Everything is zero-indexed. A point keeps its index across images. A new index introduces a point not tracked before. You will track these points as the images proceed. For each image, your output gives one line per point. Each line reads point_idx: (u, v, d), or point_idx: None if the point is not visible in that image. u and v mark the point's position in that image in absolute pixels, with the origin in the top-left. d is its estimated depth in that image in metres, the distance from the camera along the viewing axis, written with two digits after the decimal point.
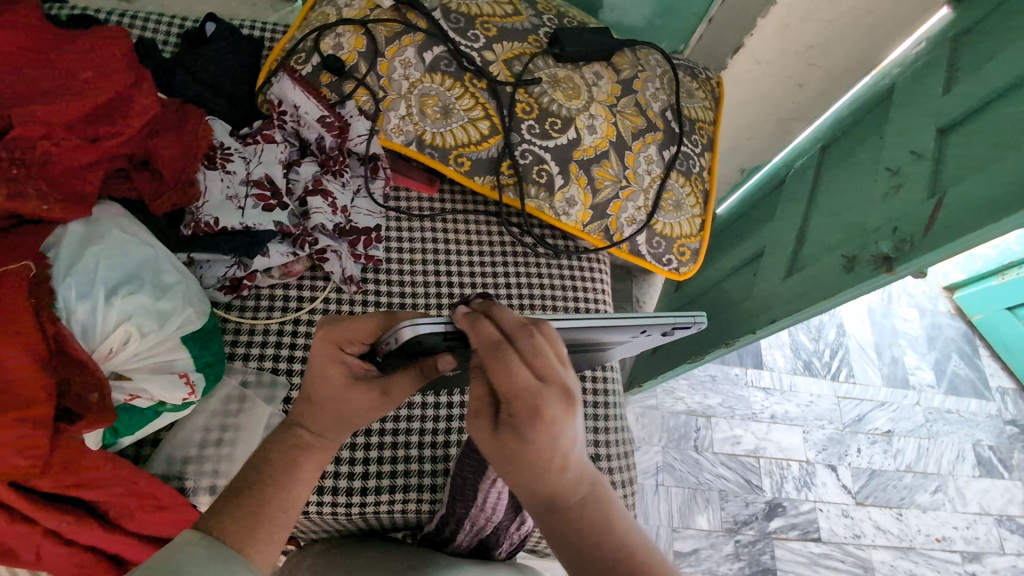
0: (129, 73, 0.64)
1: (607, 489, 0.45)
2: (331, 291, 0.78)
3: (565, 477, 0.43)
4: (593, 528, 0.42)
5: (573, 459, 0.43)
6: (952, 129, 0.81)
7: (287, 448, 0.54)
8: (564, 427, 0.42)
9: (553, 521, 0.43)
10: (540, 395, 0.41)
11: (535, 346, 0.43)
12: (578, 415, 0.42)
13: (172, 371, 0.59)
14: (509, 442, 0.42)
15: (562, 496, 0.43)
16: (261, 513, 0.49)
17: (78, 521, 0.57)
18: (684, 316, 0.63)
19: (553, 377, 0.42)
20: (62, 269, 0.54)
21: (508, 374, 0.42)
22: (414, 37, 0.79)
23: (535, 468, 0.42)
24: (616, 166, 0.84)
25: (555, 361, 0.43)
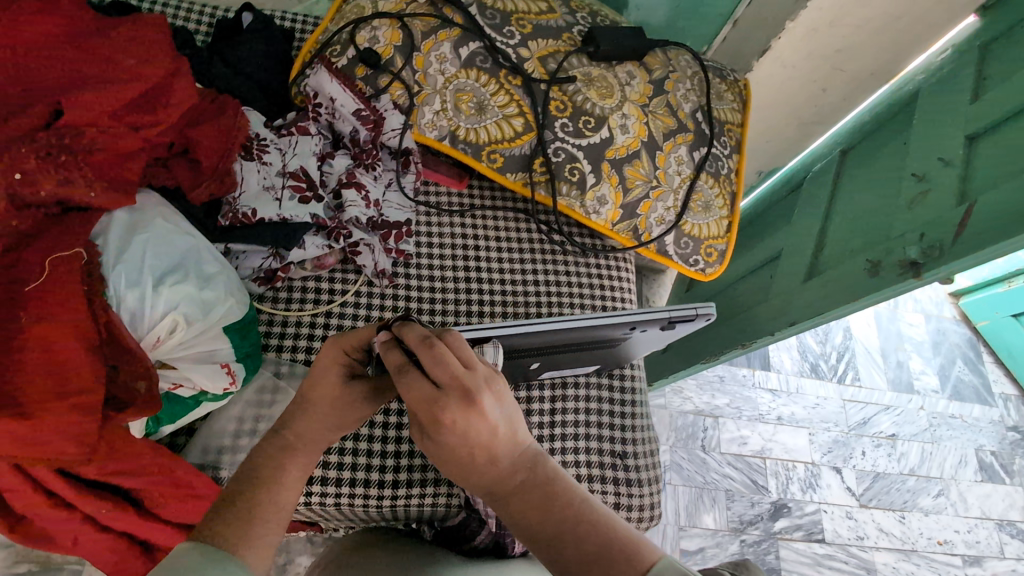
0: (169, 60, 0.62)
1: (550, 464, 0.46)
2: (362, 284, 0.78)
3: (497, 468, 0.45)
4: (534, 506, 0.43)
5: (499, 450, 0.44)
6: (981, 137, 0.82)
7: (272, 452, 0.55)
8: (475, 427, 0.43)
9: (502, 506, 0.45)
10: (439, 406, 0.43)
11: (434, 353, 0.44)
12: (488, 410, 0.43)
13: (213, 361, 0.59)
14: (439, 452, 0.45)
15: (502, 485, 0.45)
16: (252, 518, 0.50)
17: (117, 508, 0.57)
18: (683, 308, 0.65)
19: (452, 383, 0.43)
20: (111, 256, 0.54)
21: (412, 393, 0.44)
22: (449, 32, 0.79)
23: (468, 469, 0.45)
24: (647, 166, 0.84)
25: (454, 365, 0.44)
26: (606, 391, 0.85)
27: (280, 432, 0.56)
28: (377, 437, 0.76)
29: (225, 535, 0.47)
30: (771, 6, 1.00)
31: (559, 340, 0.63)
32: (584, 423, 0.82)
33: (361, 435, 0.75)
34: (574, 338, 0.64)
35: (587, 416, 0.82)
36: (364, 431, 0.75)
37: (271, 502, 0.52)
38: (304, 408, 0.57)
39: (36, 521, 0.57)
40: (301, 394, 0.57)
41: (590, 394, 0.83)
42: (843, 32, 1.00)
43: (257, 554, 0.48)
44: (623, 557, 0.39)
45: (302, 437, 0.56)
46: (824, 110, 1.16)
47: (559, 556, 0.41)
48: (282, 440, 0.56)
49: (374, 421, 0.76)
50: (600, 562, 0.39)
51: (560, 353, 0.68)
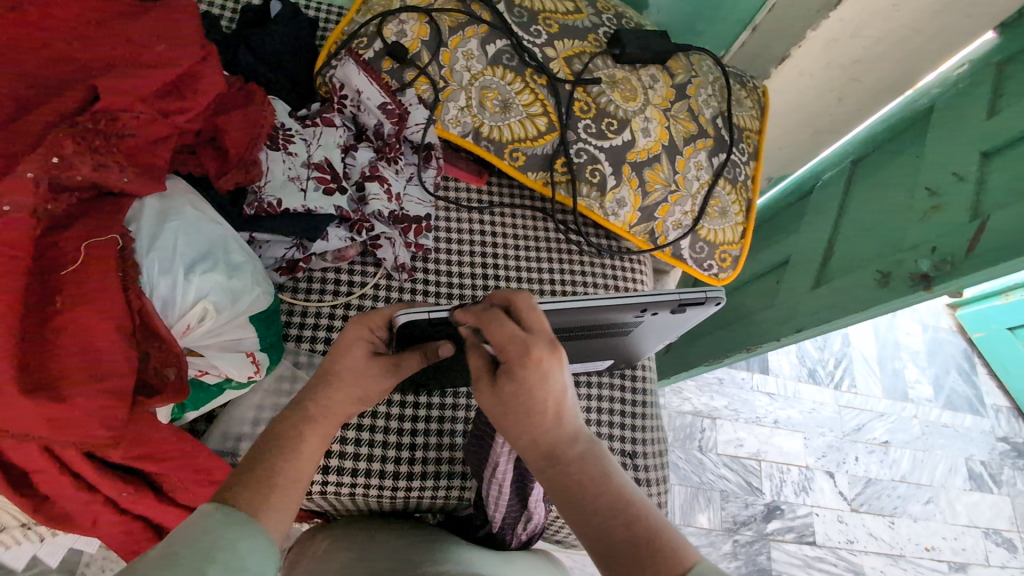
0: (198, 48, 0.61)
1: (605, 450, 0.47)
2: (381, 277, 0.79)
3: (560, 430, 0.46)
4: (592, 476, 0.44)
5: (567, 413, 0.46)
6: (996, 154, 0.83)
7: (293, 422, 0.55)
8: (555, 377, 0.45)
9: (554, 473, 0.45)
10: (529, 344, 0.45)
11: (530, 301, 0.47)
12: (566, 366, 0.46)
13: (239, 349, 0.61)
14: (507, 395, 0.45)
15: (560, 451, 0.46)
16: (270, 483, 0.50)
17: (139, 491, 0.57)
18: (693, 291, 0.62)
19: (540, 331, 0.46)
20: (144, 242, 0.55)
21: (500, 331, 0.45)
22: (477, 29, 0.80)
23: (533, 422, 0.46)
24: (667, 170, 0.85)
25: (545, 318, 0.47)
26: (619, 391, 0.86)
27: (302, 403, 0.55)
28: (392, 428, 0.76)
29: (243, 498, 0.47)
30: (792, 16, 1.00)
31: (569, 326, 0.62)
32: (595, 422, 0.83)
33: (378, 425, 0.76)
34: (585, 323, 0.62)
35: (599, 415, 0.83)
36: (380, 422, 0.76)
37: (292, 471, 0.52)
38: (329, 381, 0.57)
39: (60, 503, 0.57)
40: (326, 368, 0.57)
41: (602, 393, 0.84)
42: (862, 44, 1.00)
43: (275, 520, 0.48)
44: (671, 545, 0.41)
45: (324, 410, 0.56)
46: (838, 119, 1.17)
47: (610, 533, 0.42)
48: (301, 411, 0.55)
49: (391, 412, 0.77)
50: (652, 545, 0.41)
51: (571, 343, 0.67)
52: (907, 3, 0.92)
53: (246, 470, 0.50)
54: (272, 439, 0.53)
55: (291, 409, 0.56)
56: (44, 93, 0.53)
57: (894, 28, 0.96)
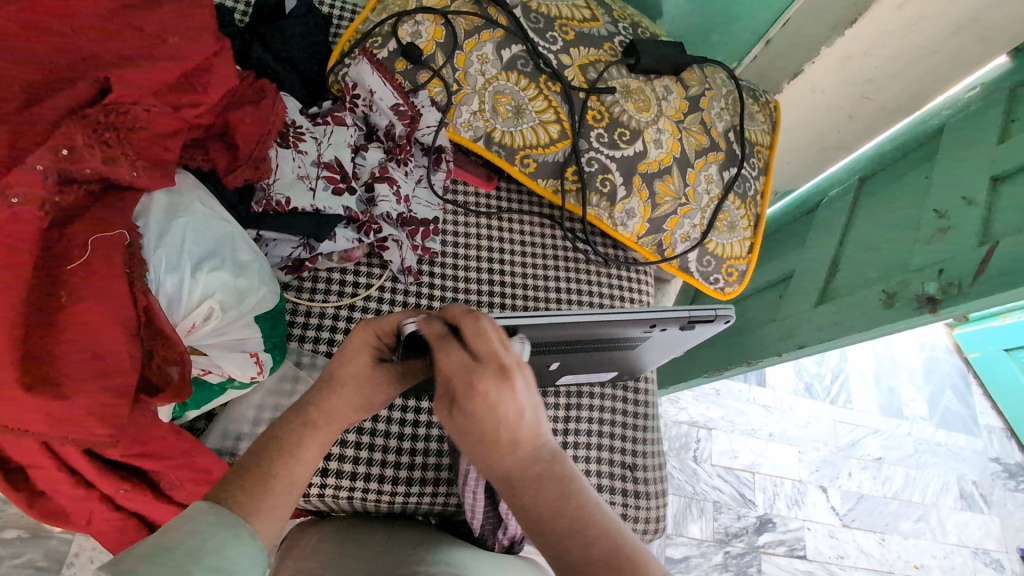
0: (212, 43, 0.61)
1: (570, 465, 0.45)
2: (386, 279, 0.78)
3: (518, 454, 0.44)
4: (550, 499, 0.42)
5: (523, 437, 0.43)
6: (1006, 179, 0.83)
7: (294, 426, 0.54)
8: (506, 405, 0.43)
9: (513, 493, 0.44)
10: (474, 374, 0.43)
11: (477, 326, 0.45)
12: (520, 391, 0.43)
13: (243, 350, 0.60)
14: (457, 426, 0.44)
15: (516, 475, 0.44)
16: (267, 486, 0.49)
17: (136, 488, 0.56)
18: (703, 308, 0.62)
19: (489, 357, 0.44)
20: (152, 239, 0.54)
21: (447, 361, 0.45)
22: (493, 33, 0.79)
23: (488, 449, 0.44)
24: (677, 182, 0.85)
25: (496, 343, 0.44)
26: (620, 402, 0.85)
27: (304, 408, 0.55)
28: (393, 433, 0.76)
29: (238, 502, 0.47)
30: (807, 31, 1.00)
31: (574, 338, 0.62)
32: (596, 432, 0.82)
33: (378, 429, 0.75)
34: (592, 334, 0.61)
35: (600, 426, 0.83)
36: (381, 427, 0.76)
37: (289, 473, 0.51)
38: (332, 386, 0.56)
39: (56, 498, 0.57)
40: (330, 373, 0.57)
41: (604, 404, 0.84)
42: (876, 62, 1.00)
43: (266, 526, 0.48)
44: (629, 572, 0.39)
45: (326, 414, 0.55)
46: (847, 137, 1.17)
47: (568, 559, 0.41)
48: (303, 415, 0.55)
49: (392, 416, 0.76)
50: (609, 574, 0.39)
51: (576, 353, 0.66)
52: (923, 25, 0.92)
53: (242, 472, 0.49)
54: (269, 442, 0.53)
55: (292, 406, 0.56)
56: (56, 82, 0.52)
57: (908, 48, 0.96)
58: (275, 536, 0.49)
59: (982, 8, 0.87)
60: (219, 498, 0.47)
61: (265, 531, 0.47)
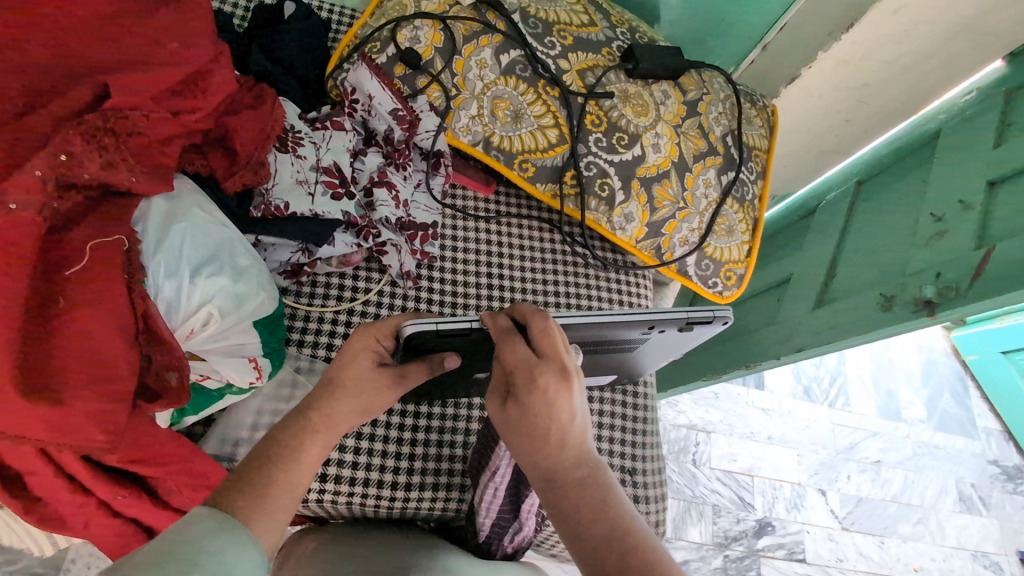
0: (210, 48, 0.61)
1: (611, 475, 0.46)
2: (385, 283, 0.78)
3: (563, 456, 0.45)
4: (590, 504, 0.43)
5: (571, 439, 0.45)
6: (1002, 183, 0.83)
7: (293, 432, 0.54)
8: (562, 403, 0.44)
9: (554, 496, 0.44)
10: (536, 369, 0.45)
11: (545, 325, 0.47)
12: (576, 393, 0.45)
13: (241, 354, 0.59)
14: (510, 420, 0.46)
15: (558, 477, 0.45)
16: (267, 492, 0.49)
17: (134, 495, 0.56)
18: (701, 309, 0.62)
19: (552, 356, 0.46)
20: (151, 244, 0.54)
21: (510, 354, 0.47)
22: (491, 38, 0.79)
23: (537, 447, 0.45)
24: (676, 187, 0.85)
25: (560, 344, 0.47)
26: (619, 405, 0.85)
27: (304, 413, 0.55)
28: (392, 438, 0.76)
29: (236, 504, 0.46)
30: (804, 36, 1.01)
31: (571, 342, 0.62)
32: (595, 436, 0.82)
33: (377, 434, 0.75)
34: (591, 337, 0.62)
35: (599, 430, 0.83)
36: (380, 432, 0.75)
37: (290, 478, 0.51)
38: (333, 389, 0.57)
39: (52, 504, 0.56)
40: (330, 376, 0.57)
41: (603, 408, 0.84)
42: (872, 67, 1.01)
43: (266, 529, 0.47)
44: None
45: (326, 418, 0.55)
46: (844, 140, 1.17)
47: (603, 565, 0.40)
48: (303, 420, 0.55)
49: (391, 421, 0.76)
50: None
51: (574, 357, 0.66)
52: (919, 29, 0.92)
53: (240, 476, 0.49)
54: (269, 448, 0.53)
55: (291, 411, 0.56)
56: (56, 88, 0.52)
57: (904, 53, 0.97)
58: (275, 544, 0.48)
59: (978, 12, 0.88)
60: (216, 501, 0.47)
61: (265, 538, 0.46)
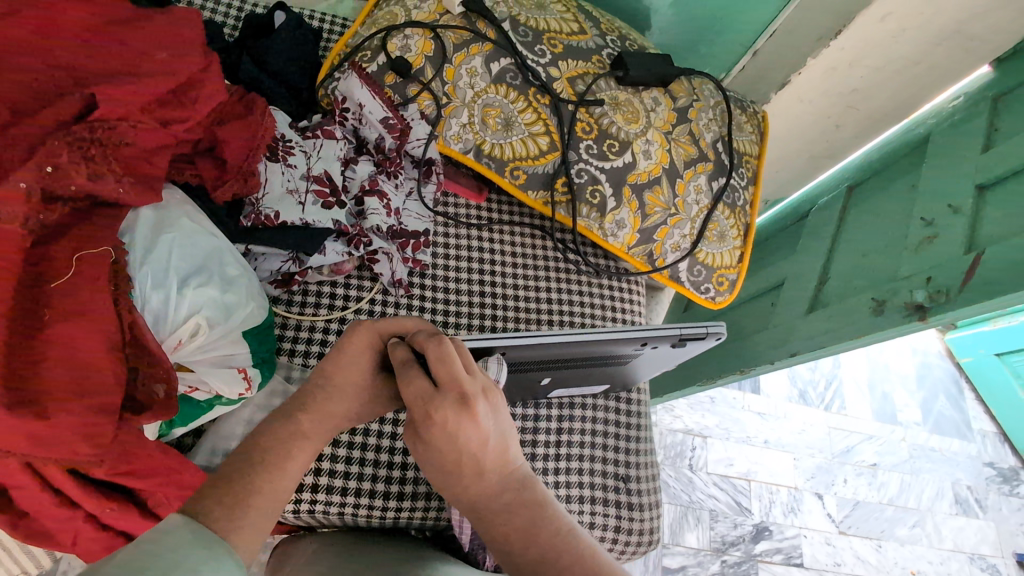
0: (201, 58, 0.61)
1: (535, 488, 0.50)
2: (377, 292, 0.78)
3: (485, 484, 0.49)
4: (516, 525, 0.47)
5: (487, 465, 0.49)
6: (991, 187, 0.84)
7: (280, 439, 0.54)
8: (466, 431, 0.47)
9: (485, 523, 0.49)
10: (432, 403, 0.47)
11: (440, 352, 0.49)
12: (479, 416, 0.47)
13: (230, 365, 0.59)
14: (428, 456, 0.50)
15: (486, 504, 0.49)
16: (250, 502, 0.48)
17: (122, 509, 0.56)
18: (694, 325, 0.62)
19: (449, 383, 0.48)
20: (138, 255, 0.54)
21: (412, 388, 0.49)
22: (481, 46, 0.80)
23: (459, 478, 0.49)
24: (667, 193, 0.85)
25: (459, 370, 0.48)
26: (612, 413, 0.85)
27: (293, 419, 0.55)
28: (384, 447, 0.75)
29: (216, 516, 0.45)
30: (793, 42, 1.02)
31: (565, 356, 0.61)
32: (588, 443, 0.82)
33: (369, 443, 0.75)
34: (585, 353, 0.62)
35: (593, 438, 0.83)
36: (371, 441, 0.75)
37: (273, 485, 0.51)
38: (326, 391, 0.57)
39: (39, 519, 0.55)
40: (324, 376, 0.57)
41: (597, 415, 0.84)
42: (861, 73, 1.02)
43: (244, 541, 0.46)
44: None
45: (313, 426, 0.56)
46: (835, 145, 1.18)
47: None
48: (292, 426, 0.55)
49: (383, 430, 0.75)
50: None
51: (569, 369, 0.66)
52: (906, 35, 0.93)
53: (223, 483, 0.48)
54: (253, 454, 0.52)
55: (279, 414, 0.56)
56: (42, 99, 0.52)
57: (892, 59, 0.98)
58: (255, 554, 0.47)
59: (964, 19, 0.89)
60: (196, 509, 0.45)
61: (245, 549, 0.46)
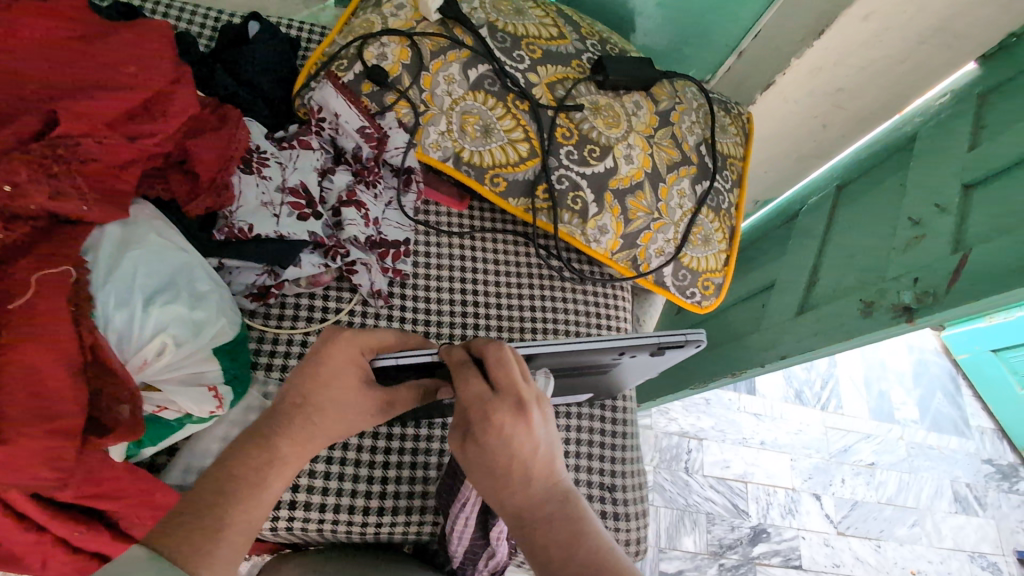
0: (171, 70, 0.61)
1: (579, 502, 0.50)
2: (356, 303, 0.77)
3: (529, 491, 0.50)
4: (558, 536, 0.47)
5: (535, 472, 0.50)
6: (977, 186, 0.83)
7: (256, 465, 0.53)
8: (518, 434, 0.49)
9: (525, 532, 0.49)
10: (490, 403, 0.49)
11: (499, 355, 0.50)
12: (532, 422, 0.49)
13: (201, 383, 0.58)
14: (475, 456, 0.50)
15: (528, 511, 0.49)
16: (221, 534, 0.49)
17: (92, 531, 0.54)
18: (672, 334, 0.61)
19: (507, 388, 0.50)
20: (101, 274, 0.53)
21: (470, 387, 0.50)
22: (459, 53, 0.79)
23: (505, 482, 0.50)
24: (650, 198, 0.84)
25: (516, 374, 0.50)
26: (598, 421, 0.84)
27: (271, 444, 0.54)
28: (364, 461, 0.74)
29: (185, 555, 0.46)
30: (778, 41, 1.01)
31: (541, 368, 0.61)
32: (573, 453, 0.81)
33: (349, 457, 0.74)
34: (563, 363, 0.61)
35: (578, 447, 0.81)
36: (351, 455, 0.74)
37: (246, 514, 0.51)
38: (307, 412, 0.56)
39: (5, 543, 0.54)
40: (302, 396, 0.56)
41: (581, 424, 0.83)
42: (846, 72, 1.01)
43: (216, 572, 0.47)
44: None
45: (293, 450, 0.55)
46: (822, 145, 1.17)
47: None
48: (269, 451, 0.54)
49: (363, 444, 0.74)
50: None
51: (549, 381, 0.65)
52: (890, 34, 0.93)
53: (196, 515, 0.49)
54: (226, 483, 0.51)
55: (255, 436, 0.55)
56: (1, 114, 0.51)
57: (877, 57, 0.97)
58: None
59: (946, 17, 0.88)
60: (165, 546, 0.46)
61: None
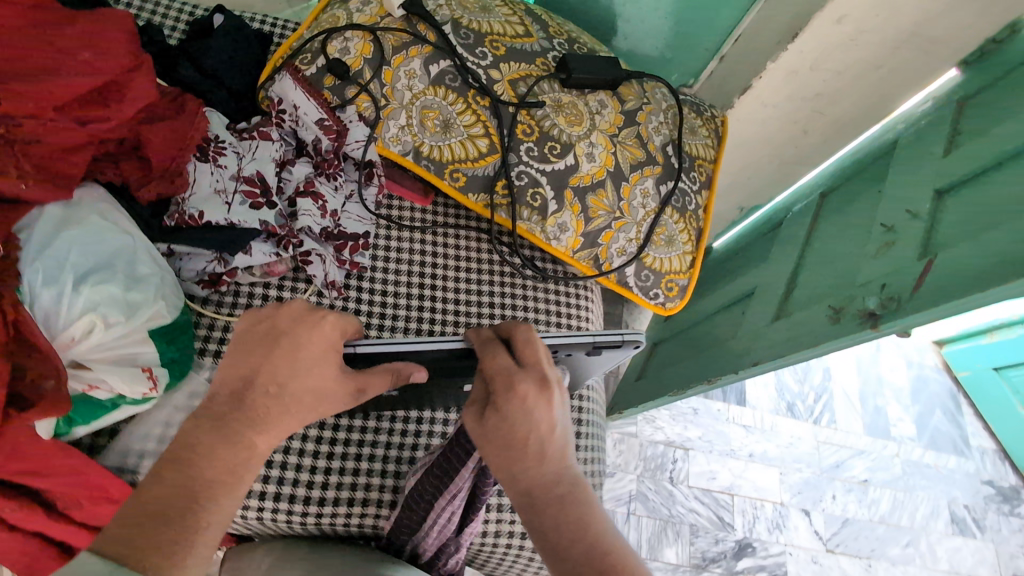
0: (129, 57, 0.62)
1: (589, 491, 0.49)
2: (311, 294, 0.77)
3: (542, 470, 0.49)
4: (567, 516, 0.46)
5: (551, 452, 0.49)
6: (948, 192, 0.81)
7: (230, 458, 0.48)
8: (540, 409, 0.49)
9: (533, 511, 0.47)
10: (517, 375, 0.49)
11: (528, 336, 0.52)
12: (553, 401, 0.50)
13: (135, 364, 0.58)
14: (491, 427, 0.49)
15: (539, 490, 0.48)
16: (195, 536, 0.45)
17: (27, 506, 0.55)
18: (607, 334, 0.60)
19: (533, 365, 0.51)
20: (31, 252, 0.54)
21: (497, 359, 0.51)
22: (420, 49, 0.79)
23: (518, 457, 0.48)
24: (611, 197, 0.83)
25: (542, 355, 0.52)
26: None
27: (245, 439, 0.49)
28: (308, 452, 0.74)
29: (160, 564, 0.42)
30: (755, 45, 1.01)
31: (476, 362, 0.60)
32: None
33: (292, 447, 0.73)
34: None
35: None
36: (295, 446, 0.73)
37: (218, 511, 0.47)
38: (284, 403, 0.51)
39: None
40: (277, 386, 0.51)
41: None
42: (823, 76, 1.00)
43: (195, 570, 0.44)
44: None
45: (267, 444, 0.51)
46: (804, 151, 1.16)
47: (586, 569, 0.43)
48: (247, 448, 0.50)
49: (308, 435, 0.74)
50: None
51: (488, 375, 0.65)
52: (865, 37, 0.92)
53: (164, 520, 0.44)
54: (190, 483, 0.46)
55: (220, 429, 0.49)
56: None
57: (853, 61, 0.96)
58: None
59: (918, 21, 0.87)
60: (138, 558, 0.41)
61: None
